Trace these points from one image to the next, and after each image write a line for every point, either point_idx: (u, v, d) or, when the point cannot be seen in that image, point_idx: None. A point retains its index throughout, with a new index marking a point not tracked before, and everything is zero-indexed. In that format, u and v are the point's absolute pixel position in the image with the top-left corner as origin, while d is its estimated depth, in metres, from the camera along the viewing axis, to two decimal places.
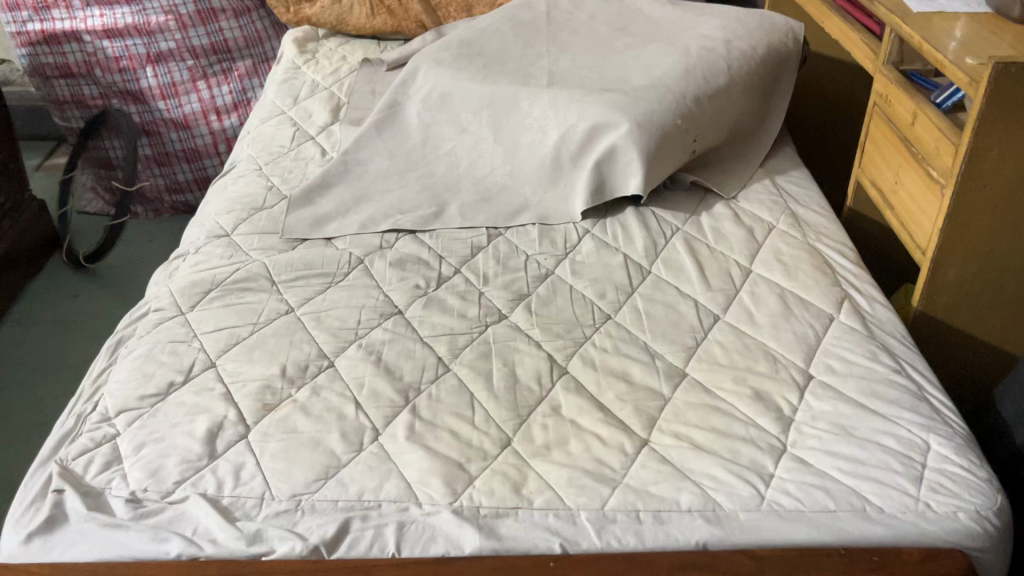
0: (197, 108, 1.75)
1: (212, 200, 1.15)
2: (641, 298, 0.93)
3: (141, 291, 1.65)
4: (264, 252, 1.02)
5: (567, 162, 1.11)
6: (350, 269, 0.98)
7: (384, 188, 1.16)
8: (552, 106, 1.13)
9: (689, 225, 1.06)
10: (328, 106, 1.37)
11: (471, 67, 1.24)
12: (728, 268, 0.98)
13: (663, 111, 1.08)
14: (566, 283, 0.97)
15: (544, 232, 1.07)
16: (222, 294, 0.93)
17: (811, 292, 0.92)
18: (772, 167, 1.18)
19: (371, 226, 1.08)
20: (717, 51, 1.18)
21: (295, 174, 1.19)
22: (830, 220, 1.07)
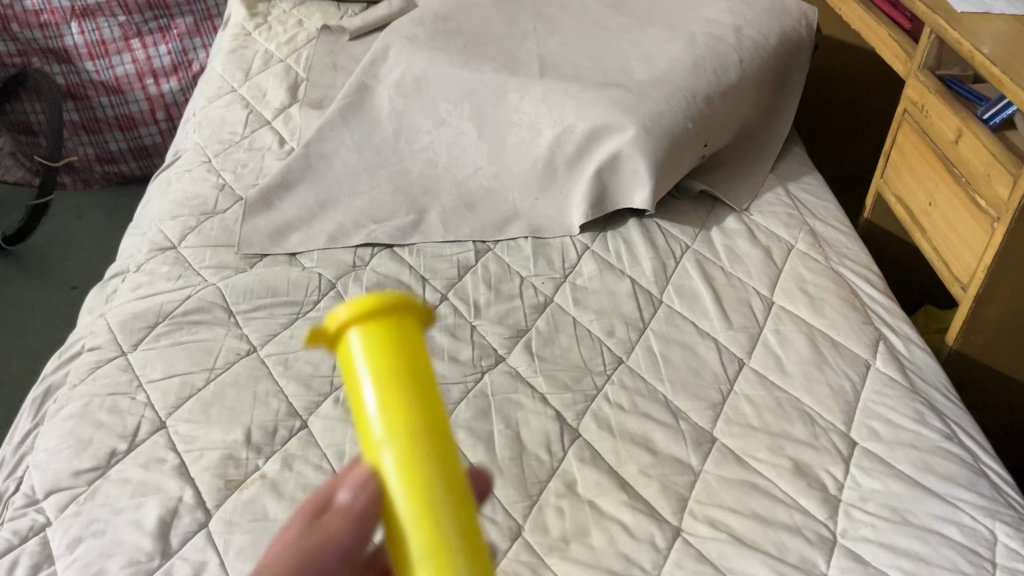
0: (131, 70, 1.58)
1: (154, 201, 1.01)
2: (655, 337, 0.82)
3: (72, 277, 1.49)
4: (217, 272, 0.88)
5: (562, 166, 0.99)
6: (320, 296, 0.85)
7: (353, 189, 1.02)
8: (545, 100, 1.00)
9: (700, 244, 0.95)
10: (285, 84, 1.21)
11: (449, 46, 1.10)
12: (747, 299, 0.87)
13: (673, 114, 0.96)
14: (569, 316, 0.85)
15: (538, 249, 0.95)
16: (169, 332, 0.80)
17: (842, 332, 0.83)
18: (783, 171, 1.07)
19: (341, 238, 0.94)
20: (727, 39, 1.06)
21: (250, 171, 1.04)
22: (851, 239, 0.97)
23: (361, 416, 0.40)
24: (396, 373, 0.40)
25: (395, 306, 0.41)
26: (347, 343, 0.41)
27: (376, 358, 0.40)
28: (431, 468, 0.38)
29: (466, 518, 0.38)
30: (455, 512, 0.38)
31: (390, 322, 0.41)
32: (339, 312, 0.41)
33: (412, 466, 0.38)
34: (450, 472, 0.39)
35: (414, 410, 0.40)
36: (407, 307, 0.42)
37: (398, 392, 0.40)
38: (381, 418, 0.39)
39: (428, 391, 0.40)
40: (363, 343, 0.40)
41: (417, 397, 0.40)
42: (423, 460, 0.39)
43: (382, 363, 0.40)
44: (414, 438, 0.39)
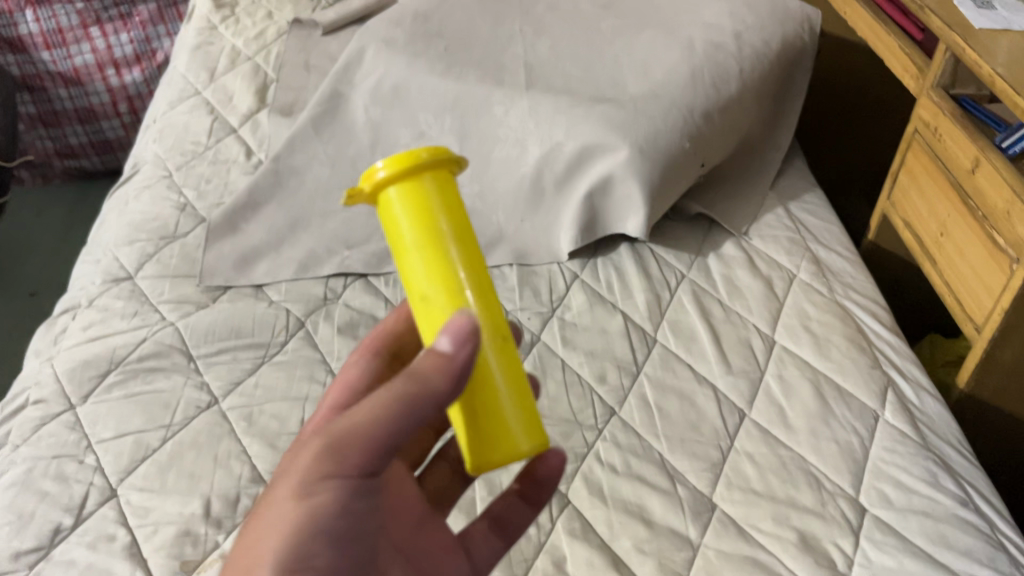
0: (90, 60, 1.49)
1: (109, 221, 0.94)
2: (650, 384, 0.77)
3: (31, 281, 1.41)
4: (176, 308, 0.81)
5: (550, 187, 0.93)
6: (288, 336, 0.79)
7: (325, 208, 0.95)
8: (532, 115, 0.93)
9: (696, 273, 0.89)
10: (253, 86, 1.14)
11: (428, 50, 1.02)
12: (748, 339, 0.82)
13: (669, 133, 0.89)
14: (557, 358, 0.79)
15: (524, 279, 0.89)
16: (122, 382, 0.73)
17: (849, 378, 0.77)
18: (783, 189, 1.01)
19: (312, 267, 0.88)
20: (726, 47, 0.99)
21: (215, 188, 0.97)
22: (856, 267, 0.92)
23: (407, 260, 0.50)
24: (432, 225, 0.49)
25: (439, 159, 0.50)
26: (395, 205, 0.50)
27: (420, 220, 0.49)
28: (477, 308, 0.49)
29: (502, 329, 0.50)
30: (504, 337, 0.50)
31: (432, 178, 0.50)
32: (385, 166, 0.50)
33: (460, 300, 0.48)
34: (491, 297, 0.50)
35: (462, 271, 0.49)
36: (446, 168, 0.51)
37: (443, 247, 0.49)
38: (421, 251, 0.49)
39: (470, 242, 0.51)
40: (402, 199, 0.49)
41: (457, 245, 0.50)
42: (465, 293, 0.49)
43: (425, 217, 0.49)
44: (460, 289, 0.49)
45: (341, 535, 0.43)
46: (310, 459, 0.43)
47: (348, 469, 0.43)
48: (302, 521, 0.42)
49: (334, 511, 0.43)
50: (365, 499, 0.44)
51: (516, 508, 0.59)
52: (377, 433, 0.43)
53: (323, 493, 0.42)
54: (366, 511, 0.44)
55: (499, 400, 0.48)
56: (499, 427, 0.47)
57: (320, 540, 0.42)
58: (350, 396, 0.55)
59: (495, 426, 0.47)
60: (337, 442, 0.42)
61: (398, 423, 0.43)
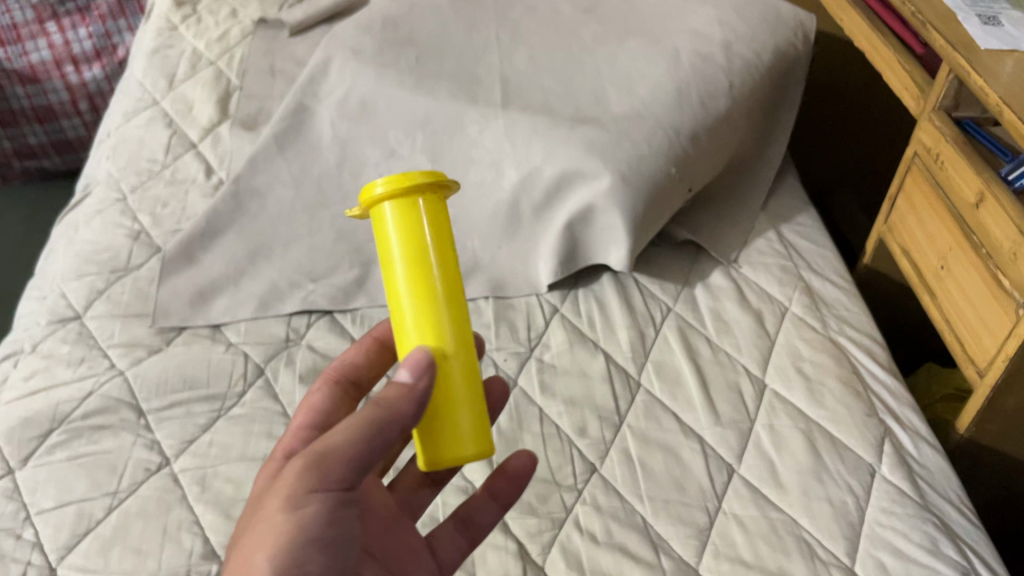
0: (47, 56, 1.44)
1: (57, 251, 0.88)
2: (633, 436, 0.72)
3: None
4: (126, 354, 0.76)
5: (528, 214, 0.87)
6: (246, 385, 0.74)
7: (289, 235, 0.89)
8: (508, 135, 0.87)
9: (683, 306, 0.84)
10: (214, 95, 1.07)
11: (398, 60, 0.96)
12: (737, 383, 0.77)
13: (654, 157, 0.83)
14: (534, 406, 0.74)
15: (500, 314, 0.84)
16: (64, 442, 0.68)
17: (844, 428, 0.73)
18: (774, 210, 0.96)
19: (274, 303, 0.82)
20: (715, 60, 0.93)
21: (171, 213, 0.91)
22: (851, 297, 0.87)
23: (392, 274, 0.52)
24: (419, 246, 0.51)
25: (432, 185, 0.50)
26: (388, 221, 0.51)
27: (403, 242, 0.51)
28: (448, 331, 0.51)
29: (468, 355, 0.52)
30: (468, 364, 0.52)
31: (426, 203, 0.51)
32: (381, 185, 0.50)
33: (433, 322, 0.51)
34: (459, 322, 0.52)
35: (438, 293, 0.51)
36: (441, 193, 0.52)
37: (424, 269, 0.51)
38: (404, 267, 0.51)
39: (452, 269, 0.52)
40: (395, 218, 0.51)
41: (438, 264, 0.51)
42: (442, 321, 0.51)
43: (412, 242, 0.51)
44: (433, 308, 0.51)
45: (329, 547, 0.44)
46: (295, 475, 0.44)
47: (334, 482, 0.44)
48: (295, 531, 0.43)
49: (320, 524, 0.44)
50: (346, 509, 0.46)
51: (483, 509, 0.61)
52: (356, 449, 0.45)
53: (310, 506, 0.44)
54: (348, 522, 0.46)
55: (457, 418, 0.50)
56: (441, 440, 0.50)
57: (311, 547, 0.43)
58: (316, 417, 0.56)
59: (436, 441, 0.50)
60: (325, 457, 0.44)
61: (373, 445, 0.46)
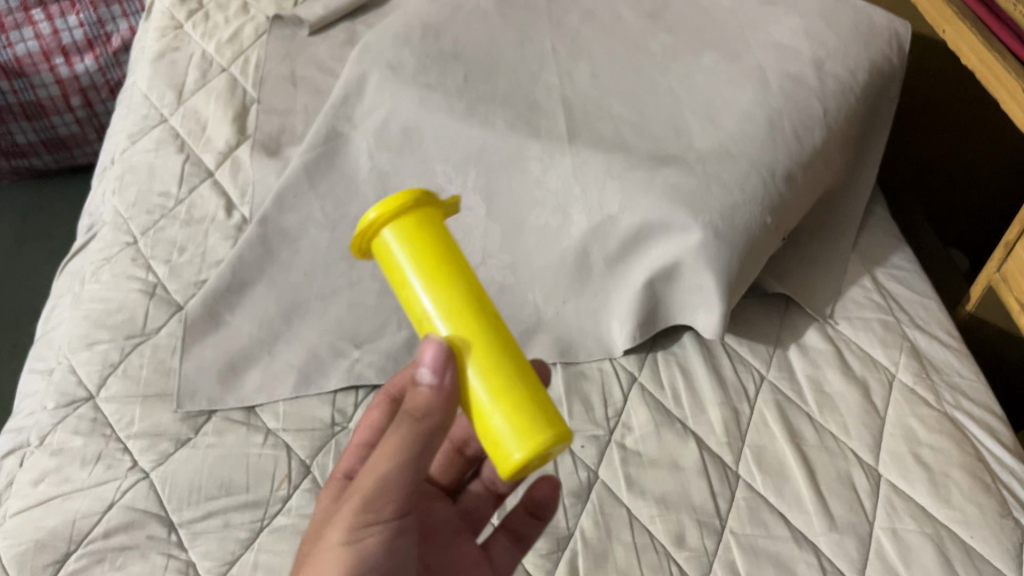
0: (33, 48, 1.29)
1: (63, 310, 0.77)
2: (738, 547, 0.63)
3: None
4: (150, 447, 0.66)
5: (599, 266, 0.76)
6: (290, 488, 0.64)
7: (325, 287, 0.78)
8: (577, 176, 0.76)
9: (777, 374, 0.75)
10: (230, 111, 0.95)
11: (445, 79, 0.83)
12: (849, 474, 0.68)
13: (749, 206, 0.72)
14: (621, 508, 0.65)
15: (571, 385, 0.74)
16: (85, 570, 0.58)
17: (977, 534, 0.64)
18: (867, 249, 0.86)
19: (315, 377, 0.72)
20: (807, 82, 0.80)
21: (190, 260, 0.80)
22: (963, 358, 0.77)
23: (412, 300, 0.47)
24: (427, 249, 0.46)
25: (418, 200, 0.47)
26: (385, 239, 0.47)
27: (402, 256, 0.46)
28: (482, 334, 0.45)
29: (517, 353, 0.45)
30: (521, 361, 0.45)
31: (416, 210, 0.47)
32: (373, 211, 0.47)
33: (468, 328, 0.45)
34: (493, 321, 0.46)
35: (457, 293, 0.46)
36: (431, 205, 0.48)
37: (437, 273, 0.46)
38: (421, 273, 0.46)
39: (467, 270, 0.47)
40: (397, 236, 0.47)
41: (448, 256, 0.46)
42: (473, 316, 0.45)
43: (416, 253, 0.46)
44: (460, 304, 0.45)
45: None
46: (352, 509, 0.45)
47: (389, 514, 0.45)
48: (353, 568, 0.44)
49: (377, 553, 0.45)
50: (402, 540, 0.47)
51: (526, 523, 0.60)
52: (407, 481, 0.45)
53: (366, 543, 0.45)
54: (400, 550, 0.47)
55: (526, 416, 0.42)
56: (512, 433, 0.41)
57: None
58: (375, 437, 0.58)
59: (507, 437, 0.41)
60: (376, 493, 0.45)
61: (409, 472, 0.45)
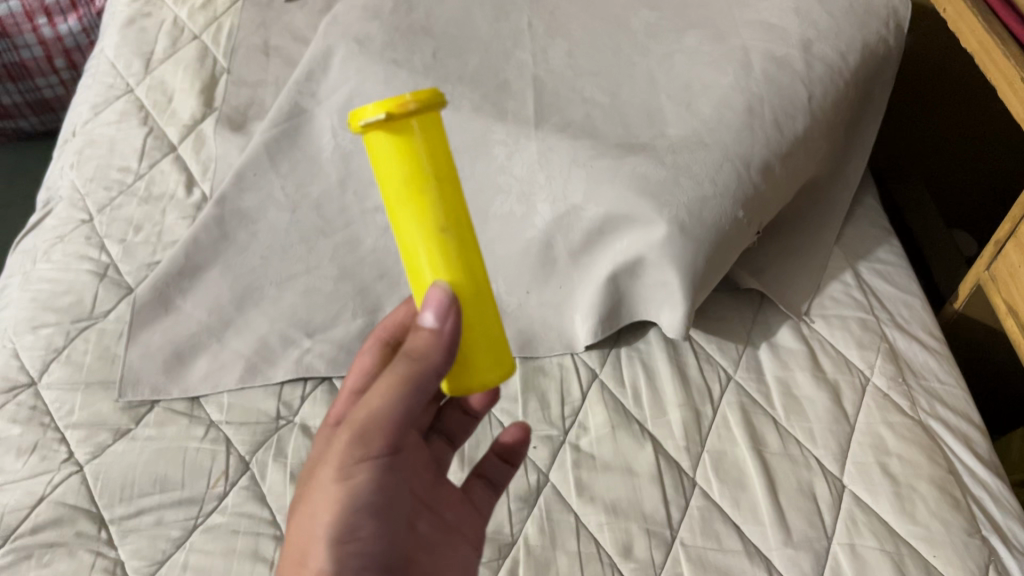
0: (17, 8, 1.28)
1: (12, 290, 0.75)
2: (687, 560, 0.60)
3: None
4: (86, 438, 0.64)
5: (563, 256, 0.73)
6: (227, 485, 0.62)
7: (280, 272, 0.75)
8: (542, 163, 0.73)
9: (745, 375, 0.72)
10: (198, 81, 0.92)
11: (413, 56, 0.79)
12: (811, 484, 0.65)
13: (719, 199, 0.68)
14: (569, 515, 0.63)
15: (528, 382, 0.72)
16: (9, 567, 0.57)
17: (941, 552, 0.61)
18: (852, 243, 0.82)
19: (263, 368, 0.70)
20: (793, 65, 0.75)
21: (144, 240, 0.78)
22: (944, 360, 0.73)
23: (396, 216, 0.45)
24: (416, 177, 0.43)
25: (426, 102, 0.42)
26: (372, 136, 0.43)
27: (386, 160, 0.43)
28: (449, 272, 0.46)
29: (476, 266, 0.47)
30: (478, 272, 0.47)
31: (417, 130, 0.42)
32: (370, 108, 0.41)
33: (438, 268, 0.46)
34: (465, 252, 0.46)
35: (439, 221, 0.45)
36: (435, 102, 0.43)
37: (424, 199, 0.44)
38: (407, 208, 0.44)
39: (452, 174, 0.44)
40: (386, 152, 0.43)
41: (440, 183, 0.44)
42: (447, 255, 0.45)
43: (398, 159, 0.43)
44: (439, 241, 0.45)
45: (381, 512, 0.46)
46: (342, 451, 0.45)
47: (379, 449, 0.46)
48: (343, 506, 0.44)
49: (373, 487, 0.45)
50: (392, 475, 0.47)
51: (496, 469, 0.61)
52: (400, 413, 0.46)
53: (355, 481, 0.45)
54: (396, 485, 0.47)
55: (469, 357, 0.47)
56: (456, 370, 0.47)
57: (362, 513, 0.45)
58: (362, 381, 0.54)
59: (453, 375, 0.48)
60: (366, 428, 0.45)
61: (413, 402, 0.46)
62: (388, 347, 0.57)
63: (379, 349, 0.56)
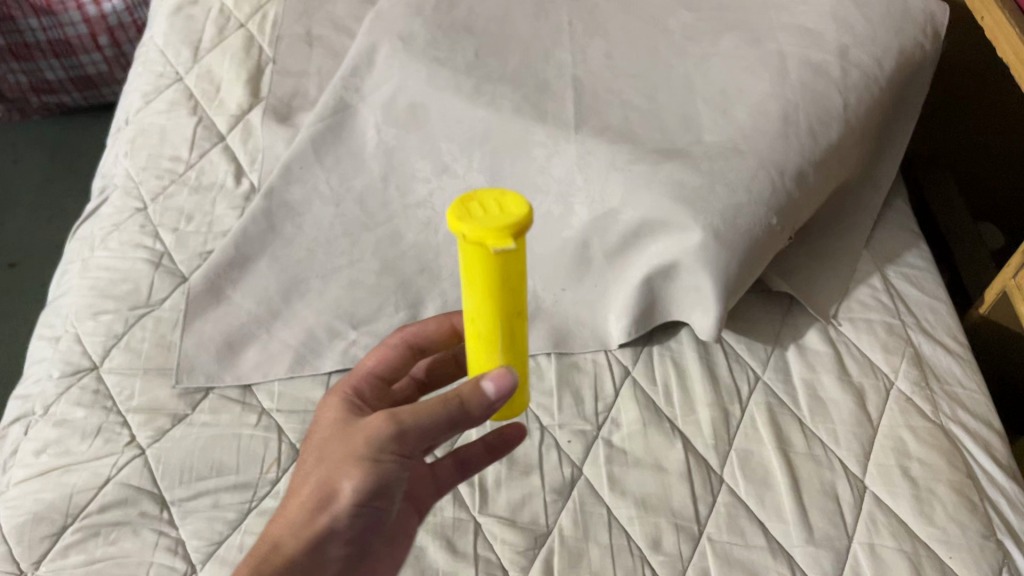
0: None
1: (72, 276, 0.79)
2: (714, 554, 0.64)
3: (25, 253, 1.32)
4: (147, 423, 0.68)
5: (599, 257, 0.76)
6: (279, 471, 0.66)
7: (326, 265, 0.78)
8: (581, 167, 0.74)
9: (772, 376, 0.74)
10: (244, 70, 0.94)
11: (455, 54, 0.80)
12: (833, 485, 0.68)
13: (753, 207, 0.70)
14: (601, 508, 0.66)
15: (563, 377, 0.75)
16: (79, 545, 0.61)
17: (957, 554, 0.64)
18: (881, 245, 0.83)
19: (311, 359, 0.74)
20: (829, 73, 0.75)
21: (196, 230, 0.81)
22: (967, 365, 0.75)
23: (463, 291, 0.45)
24: (491, 289, 0.43)
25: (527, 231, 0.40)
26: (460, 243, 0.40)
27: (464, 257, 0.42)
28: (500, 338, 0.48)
29: (522, 329, 0.49)
30: (523, 332, 0.49)
31: (505, 261, 0.41)
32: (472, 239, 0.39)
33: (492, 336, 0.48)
34: (517, 325, 0.48)
35: (500, 312, 0.45)
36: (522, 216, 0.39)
37: (496, 300, 0.44)
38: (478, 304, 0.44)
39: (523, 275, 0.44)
40: (472, 269, 0.41)
41: (513, 288, 0.44)
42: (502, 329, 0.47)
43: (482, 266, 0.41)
44: (497, 324, 0.46)
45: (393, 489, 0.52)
46: (381, 437, 0.49)
47: (409, 451, 0.50)
48: (369, 484, 0.50)
49: (394, 476, 0.51)
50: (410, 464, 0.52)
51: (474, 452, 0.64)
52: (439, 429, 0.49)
53: (385, 467, 0.50)
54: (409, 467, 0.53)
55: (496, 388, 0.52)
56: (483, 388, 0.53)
57: (382, 492, 0.51)
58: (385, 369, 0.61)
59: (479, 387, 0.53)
60: (404, 436, 0.49)
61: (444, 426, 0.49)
62: (411, 351, 0.62)
63: (403, 350, 0.62)
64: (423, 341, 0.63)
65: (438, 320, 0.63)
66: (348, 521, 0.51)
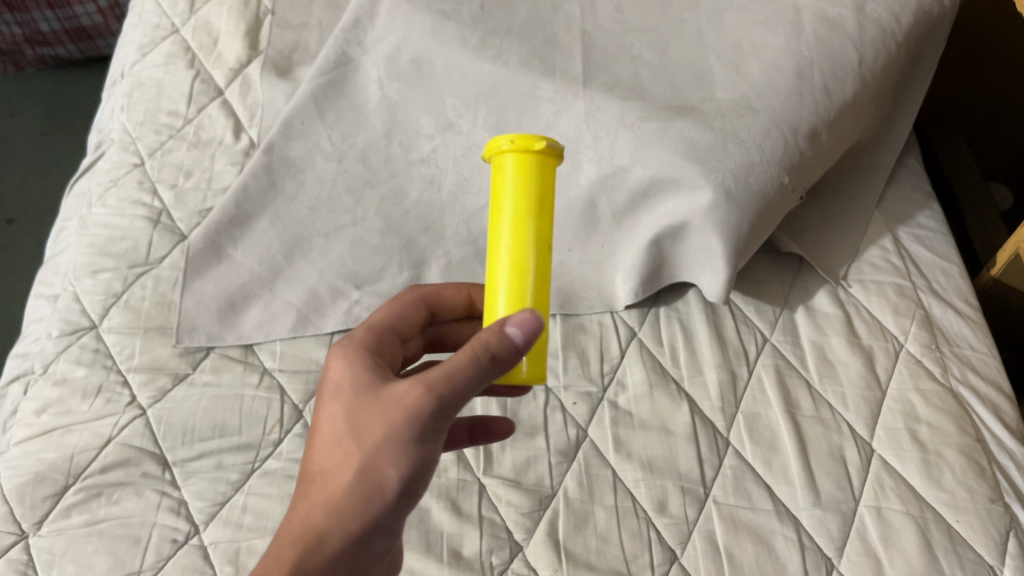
0: None
1: (70, 233, 0.77)
2: (719, 517, 0.63)
3: (26, 210, 1.31)
4: (148, 383, 0.67)
5: (607, 217, 0.74)
6: (282, 432, 0.65)
7: (329, 223, 0.77)
8: (589, 123, 0.73)
9: (780, 338, 0.74)
10: (242, 22, 0.91)
11: (460, 6, 0.78)
12: (841, 449, 0.67)
13: (765, 165, 0.68)
14: (606, 470, 0.66)
15: (568, 338, 0.74)
16: (81, 505, 0.61)
17: (964, 517, 0.63)
18: (893, 205, 0.82)
19: (314, 319, 0.73)
20: (846, 27, 0.72)
21: (195, 187, 0.79)
22: (978, 328, 0.74)
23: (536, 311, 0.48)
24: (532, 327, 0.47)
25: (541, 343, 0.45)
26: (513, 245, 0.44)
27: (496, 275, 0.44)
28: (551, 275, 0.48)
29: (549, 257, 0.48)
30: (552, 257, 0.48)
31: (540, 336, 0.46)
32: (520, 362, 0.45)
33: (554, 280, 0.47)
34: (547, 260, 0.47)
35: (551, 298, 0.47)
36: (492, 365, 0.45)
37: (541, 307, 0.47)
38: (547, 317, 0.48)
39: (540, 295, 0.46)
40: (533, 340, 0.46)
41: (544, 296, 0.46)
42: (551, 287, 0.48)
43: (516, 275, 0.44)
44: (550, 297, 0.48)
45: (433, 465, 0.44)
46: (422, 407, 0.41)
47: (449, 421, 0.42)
48: (416, 466, 0.43)
49: (435, 450, 0.43)
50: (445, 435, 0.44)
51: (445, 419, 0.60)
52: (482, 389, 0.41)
53: (429, 445, 0.42)
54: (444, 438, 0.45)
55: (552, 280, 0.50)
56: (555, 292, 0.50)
57: (425, 470, 0.43)
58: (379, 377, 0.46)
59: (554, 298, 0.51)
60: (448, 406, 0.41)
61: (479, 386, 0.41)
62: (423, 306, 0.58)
63: (420, 307, 0.58)
64: (438, 296, 0.60)
65: (456, 285, 0.61)
66: (392, 511, 0.44)
